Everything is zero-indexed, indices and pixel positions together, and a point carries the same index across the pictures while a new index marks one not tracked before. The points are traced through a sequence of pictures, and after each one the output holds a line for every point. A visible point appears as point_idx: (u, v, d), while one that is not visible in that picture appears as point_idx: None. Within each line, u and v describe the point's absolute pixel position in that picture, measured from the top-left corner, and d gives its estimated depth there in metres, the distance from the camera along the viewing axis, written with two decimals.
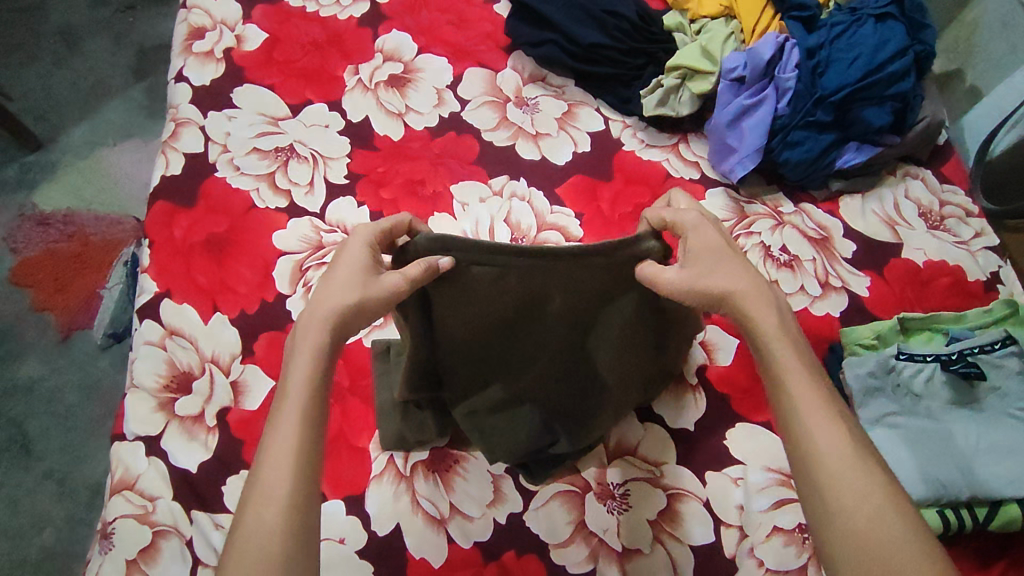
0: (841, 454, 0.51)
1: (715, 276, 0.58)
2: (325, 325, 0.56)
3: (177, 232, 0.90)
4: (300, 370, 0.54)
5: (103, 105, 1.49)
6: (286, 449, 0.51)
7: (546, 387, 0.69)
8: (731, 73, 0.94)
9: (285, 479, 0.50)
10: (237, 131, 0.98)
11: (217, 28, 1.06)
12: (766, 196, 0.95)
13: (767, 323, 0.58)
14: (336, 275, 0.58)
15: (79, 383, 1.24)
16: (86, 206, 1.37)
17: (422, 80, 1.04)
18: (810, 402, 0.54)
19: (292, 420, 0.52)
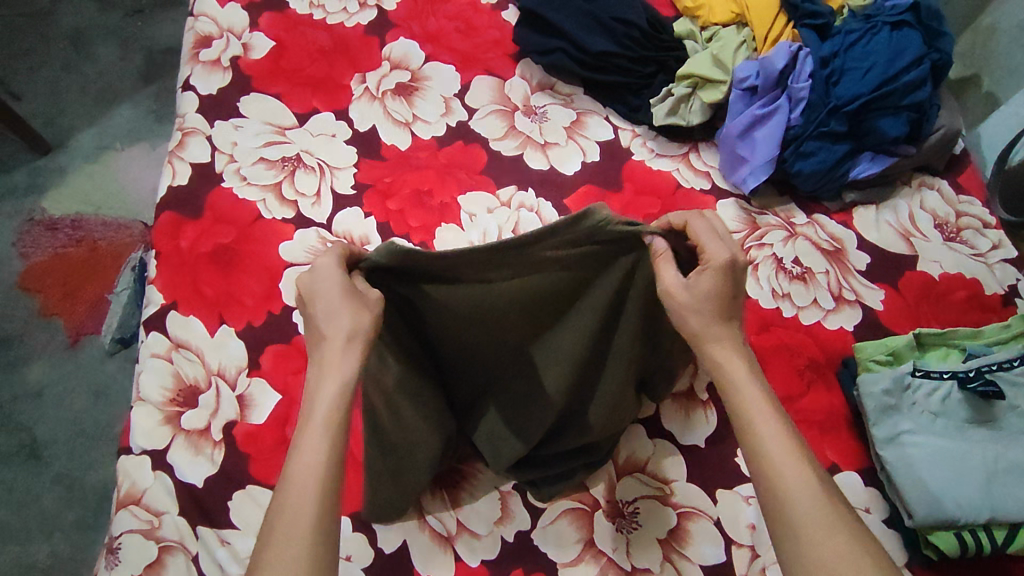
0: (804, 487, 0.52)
1: (703, 312, 0.56)
2: (349, 347, 0.53)
3: (184, 243, 0.90)
4: (328, 394, 0.53)
5: (111, 110, 1.49)
6: (311, 474, 0.50)
7: (537, 392, 0.67)
8: (743, 82, 0.92)
9: (312, 502, 0.49)
10: (244, 141, 0.98)
11: (224, 36, 1.06)
12: (778, 207, 0.94)
13: (734, 365, 0.57)
14: (318, 310, 0.54)
15: (87, 387, 1.24)
16: (94, 211, 1.37)
17: (429, 88, 1.03)
18: (772, 431, 0.54)
19: (319, 443, 0.51)
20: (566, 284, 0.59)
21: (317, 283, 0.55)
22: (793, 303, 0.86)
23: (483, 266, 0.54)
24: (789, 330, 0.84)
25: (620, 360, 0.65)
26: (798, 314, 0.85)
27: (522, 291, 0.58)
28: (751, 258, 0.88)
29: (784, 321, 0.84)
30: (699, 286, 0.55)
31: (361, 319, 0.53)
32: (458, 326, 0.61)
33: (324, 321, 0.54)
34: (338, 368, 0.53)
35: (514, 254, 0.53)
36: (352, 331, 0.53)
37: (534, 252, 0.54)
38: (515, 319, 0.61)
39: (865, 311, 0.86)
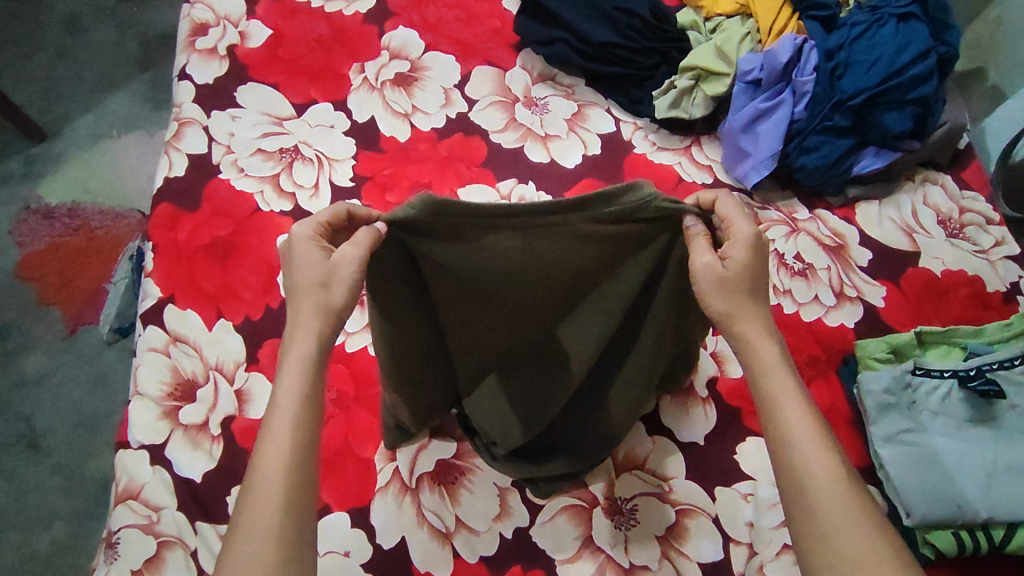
0: (826, 479, 0.53)
1: (730, 292, 0.56)
2: (315, 317, 0.55)
3: (181, 235, 0.89)
4: (291, 384, 0.54)
5: (107, 97, 1.48)
6: (279, 456, 0.51)
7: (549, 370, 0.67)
8: (747, 75, 0.90)
9: (279, 483, 0.51)
10: (241, 132, 0.96)
11: (221, 24, 1.05)
12: (780, 202, 0.93)
13: (765, 351, 0.57)
14: (296, 280, 0.55)
15: (84, 378, 1.23)
16: (91, 199, 1.36)
17: (429, 79, 1.02)
18: (802, 425, 0.55)
19: (284, 429, 0.52)
20: (589, 265, 0.58)
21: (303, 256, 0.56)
22: (795, 299, 0.85)
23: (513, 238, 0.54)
24: (789, 325, 0.83)
25: (638, 347, 0.66)
26: (799, 311, 0.85)
27: (545, 269, 0.57)
28: None
29: (784, 316, 0.84)
30: (734, 265, 0.56)
31: (324, 298, 0.55)
32: (471, 301, 0.61)
33: (296, 301, 0.56)
34: (310, 328, 0.55)
35: (548, 224, 0.53)
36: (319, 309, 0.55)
37: (565, 224, 0.54)
38: (532, 297, 0.60)
39: (865, 308, 0.86)
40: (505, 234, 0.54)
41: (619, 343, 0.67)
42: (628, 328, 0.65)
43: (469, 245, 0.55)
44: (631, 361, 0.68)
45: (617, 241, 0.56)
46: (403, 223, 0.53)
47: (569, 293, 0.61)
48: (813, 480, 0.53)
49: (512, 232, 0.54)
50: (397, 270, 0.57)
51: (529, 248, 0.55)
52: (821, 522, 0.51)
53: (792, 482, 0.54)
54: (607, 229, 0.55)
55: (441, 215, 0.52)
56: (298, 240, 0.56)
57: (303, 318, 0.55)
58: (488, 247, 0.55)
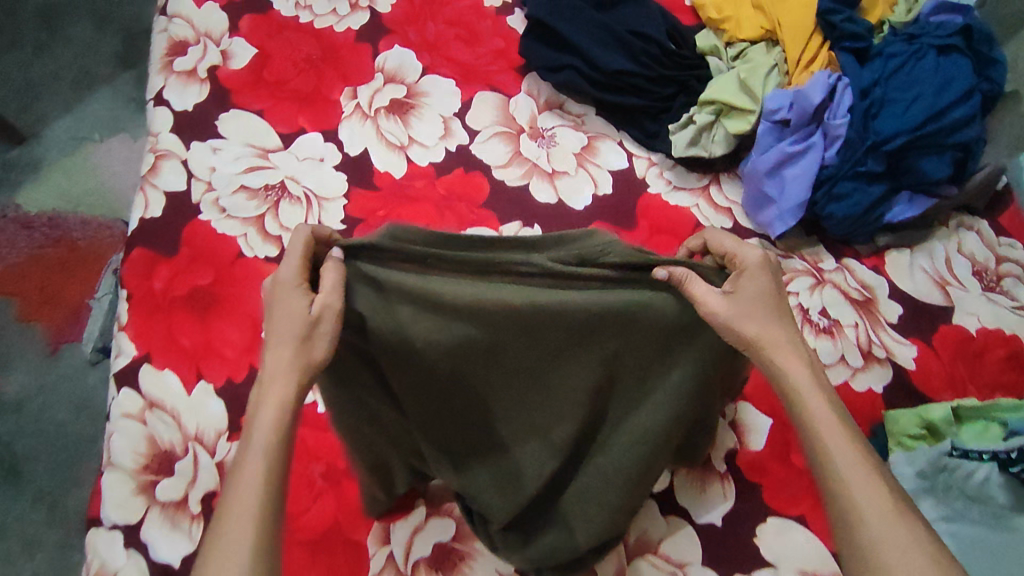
0: (879, 507, 0.51)
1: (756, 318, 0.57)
2: (292, 371, 0.52)
3: (157, 284, 0.83)
4: (268, 418, 0.52)
5: (89, 98, 1.39)
6: (251, 497, 0.49)
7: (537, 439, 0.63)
8: (774, 115, 0.82)
9: (251, 525, 0.48)
10: (223, 166, 0.89)
11: (201, 42, 0.96)
12: (804, 249, 0.87)
13: (798, 374, 0.58)
14: (278, 325, 0.53)
15: (64, 401, 1.16)
16: (74, 208, 1.28)
17: (427, 107, 0.94)
18: (844, 451, 0.54)
19: (255, 468, 0.50)
20: (569, 323, 0.55)
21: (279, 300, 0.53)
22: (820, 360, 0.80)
23: (473, 289, 0.53)
24: None
25: (633, 415, 0.62)
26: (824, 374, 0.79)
27: (517, 329, 0.55)
28: None
29: None
30: (749, 292, 0.58)
31: (307, 354, 0.52)
32: (435, 369, 0.57)
33: (269, 347, 0.54)
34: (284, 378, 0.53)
35: (506, 271, 0.53)
36: (303, 367, 0.52)
37: (528, 270, 0.53)
38: (510, 357, 0.57)
39: (894, 370, 0.80)
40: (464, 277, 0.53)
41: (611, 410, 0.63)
42: (623, 393, 0.61)
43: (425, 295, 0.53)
44: (633, 436, 0.62)
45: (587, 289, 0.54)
46: (361, 270, 0.53)
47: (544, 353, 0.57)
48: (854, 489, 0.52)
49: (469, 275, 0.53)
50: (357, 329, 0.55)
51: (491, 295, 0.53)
52: (867, 529, 0.50)
53: (835, 498, 0.53)
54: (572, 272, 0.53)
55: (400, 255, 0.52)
56: (283, 287, 0.53)
57: (282, 358, 0.52)
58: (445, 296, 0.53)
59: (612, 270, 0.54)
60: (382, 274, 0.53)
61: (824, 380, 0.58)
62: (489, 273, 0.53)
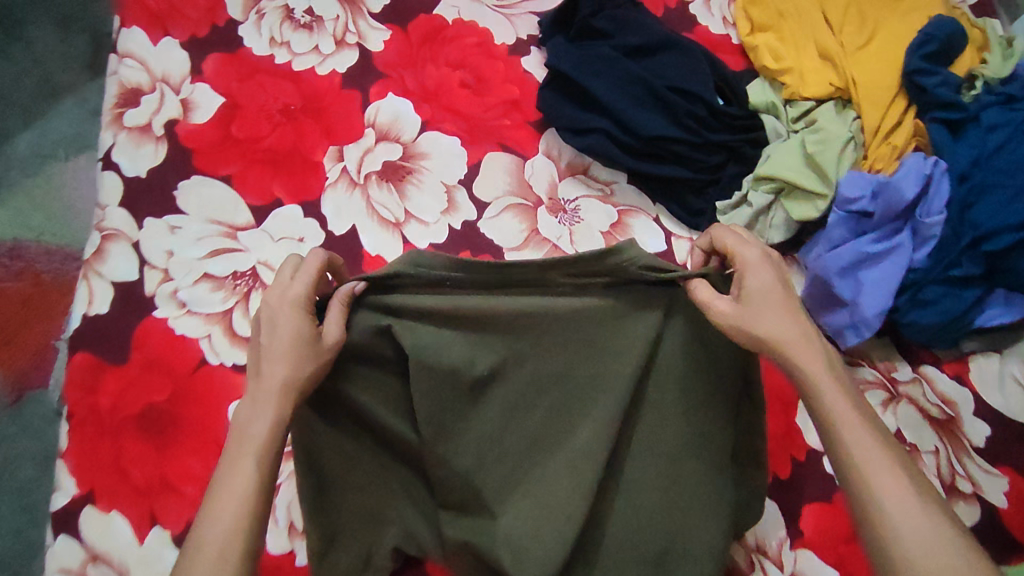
0: (905, 507, 0.48)
1: (766, 319, 0.55)
2: (286, 399, 0.53)
3: (104, 400, 0.70)
4: (260, 417, 0.52)
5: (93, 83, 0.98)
6: (238, 497, 0.49)
7: (553, 499, 0.58)
8: (850, 204, 0.68)
9: (239, 511, 0.49)
10: (182, 249, 0.75)
11: (157, 89, 0.80)
12: (876, 355, 0.74)
13: (828, 383, 0.53)
14: (272, 343, 0.54)
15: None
16: (34, 235, 0.89)
17: (426, 172, 0.79)
18: (866, 446, 0.50)
19: (248, 468, 0.50)
20: (582, 345, 0.60)
21: (277, 313, 0.55)
22: None
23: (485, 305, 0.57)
24: None
25: (654, 457, 0.61)
26: None
27: (530, 341, 0.59)
28: None
29: None
30: (757, 294, 0.55)
31: (303, 369, 0.53)
32: (435, 405, 0.58)
33: (263, 360, 0.54)
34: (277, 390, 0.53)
35: (518, 292, 0.58)
36: (286, 385, 0.53)
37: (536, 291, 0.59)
38: (526, 368, 0.60)
39: (982, 510, 0.68)
40: (473, 297, 0.57)
41: (631, 458, 0.62)
42: (648, 439, 0.62)
43: (437, 314, 0.57)
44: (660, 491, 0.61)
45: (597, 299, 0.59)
46: (376, 302, 0.57)
47: (555, 364, 0.60)
48: (876, 488, 0.49)
49: (477, 294, 0.58)
50: (375, 364, 0.59)
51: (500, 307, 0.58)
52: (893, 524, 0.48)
53: (863, 504, 0.49)
54: (587, 283, 0.58)
55: (419, 270, 0.56)
56: (277, 306, 0.55)
57: (276, 369, 0.53)
58: (451, 314, 0.57)
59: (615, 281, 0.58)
60: (391, 301, 0.57)
61: (847, 380, 0.55)
62: (502, 292, 0.58)
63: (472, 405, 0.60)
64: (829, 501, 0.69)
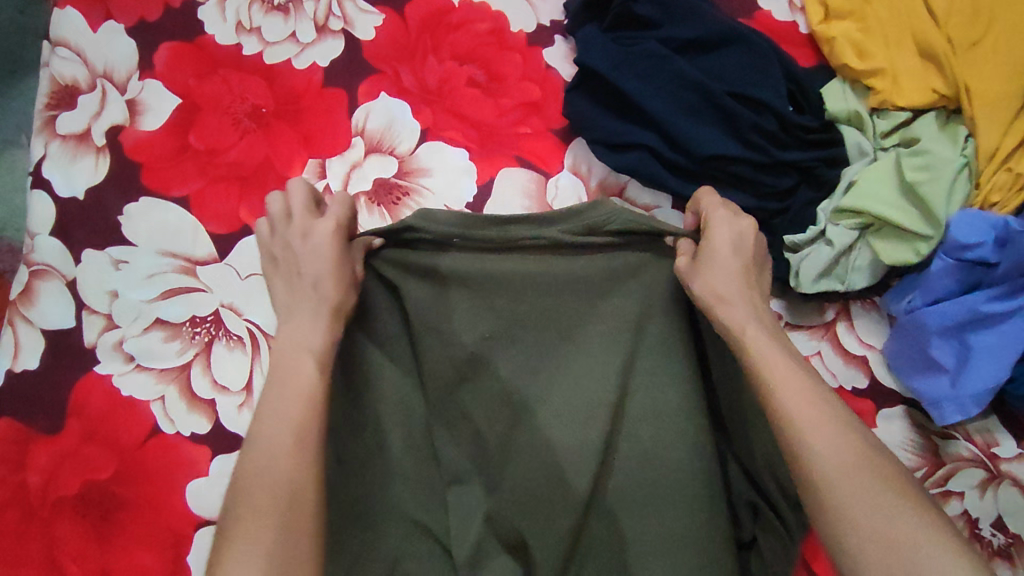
0: (840, 454, 0.42)
1: (718, 275, 0.51)
2: (328, 317, 0.49)
3: (33, 479, 0.56)
4: (315, 328, 0.48)
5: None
6: (296, 413, 0.43)
7: (550, 482, 0.53)
8: (965, 251, 0.54)
9: (288, 432, 0.43)
10: (130, 289, 0.61)
11: (97, 87, 0.66)
12: (971, 423, 0.60)
13: (756, 335, 0.49)
14: (304, 265, 0.51)
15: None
16: None
17: (427, 192, 0.65)
18: (800, 397, 0.44)
19: (310, 374, 0.45)
20: (575, 310, 0.55)
21: (315, 236, 0.52)
22: None
23: (481, 265, 0.54)
24: None
25: (665, 438, 0.53)
26: None
27: (554, 294, 0.55)
28: None
29: None
30: (717, 249, 0.53)
31: (343, 300, 0.50)
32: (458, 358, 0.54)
33: (305, 272, 0.50)
34: (318, 302, 0.49)
35: (514, 250, 0.54)
36: (333, 304, 0.49)
37: (524, 250, 0.54)
38: (532, 325, 0.55)
39: None
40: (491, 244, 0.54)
41: (632, 440, 0.54)
42: (643, 449, 0.54)
43: (453, 262, 0.54)
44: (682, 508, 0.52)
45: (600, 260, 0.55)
46: (393, 249, 0.54)
47: (561, 325, 0.55)
48: (812, 435, 0.43)
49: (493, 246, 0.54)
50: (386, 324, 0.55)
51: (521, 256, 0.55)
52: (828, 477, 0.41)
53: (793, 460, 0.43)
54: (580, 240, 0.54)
55: (431, 219, 0.53)
56: (319, 221, 0.52)
57: (320, 287, 0.49)
58: (471, 258, 0.54)
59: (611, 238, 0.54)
60: (407, 253, 0.54)
61: (778, 333, 0.50)
62: (507, 254, 0.55)
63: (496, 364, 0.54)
64: None
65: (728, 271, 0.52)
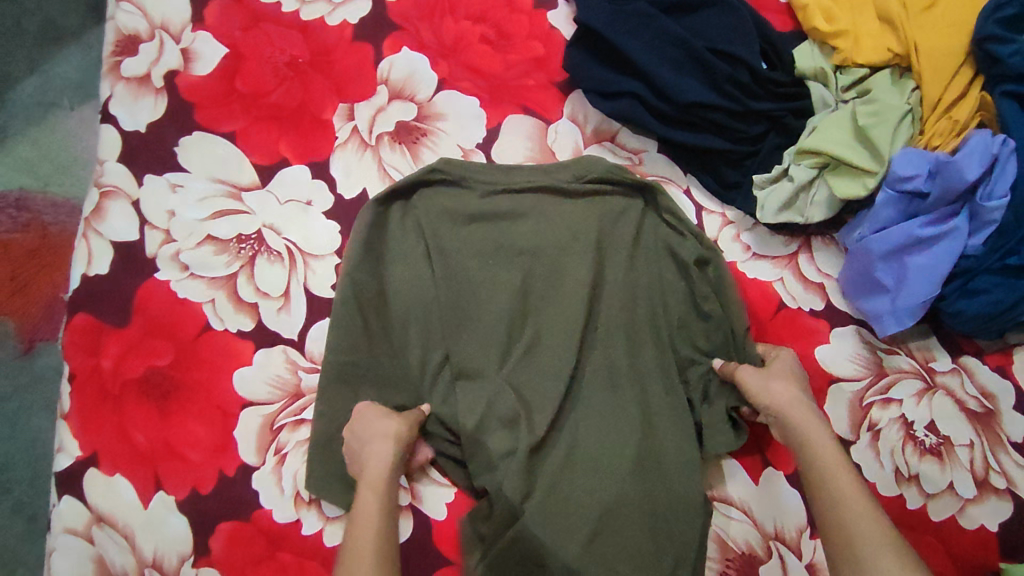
0: (865, 521, 0.53)
1: (786, 389, 0.61)
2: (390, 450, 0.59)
3: (106, 363, 0.67)
4: (381, 457, 0.59)
5: (94, 26, 0.90)
6: (373, 512, 0.57)
7: (544, 377, 0.65)
8: (902, 183, 0.63)
9: (374, 529, 0.56)
10: (185, 209, 0.71)
11: (156, 37, 0.75)
12: (913, 343, 0.69)
13: (806, 422, 0.59)
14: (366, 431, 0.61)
15: (17, 410, 0.80)
16: (40, 186, 0.85)
17: (442, 133, 0.74)
18: (842, 475, 0.56)
19: (374, 497, 0.57)
20: (571, 231, 0.69)
21: (368, 426, 0.61)
22: (921, 489, 0.65)
23: (501, 201, 0.69)
24: (912, 532, 0.64)
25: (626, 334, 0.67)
26: (924, 506, 0.65)
27: (552, 225, 0.69)
28: (871, 421, 0.67)
29: (907, 516, 0.65)
30: (780, 371, 0.63)
31: (402, 435, 0.60)
32: (471, 263, 0.68)
33: (369, 433, 0.60)
34: (390, 437, 0.60)
35: (531, 190, 0.70)
36: (396, 438, 0.60)
37: (541, 191, 0.70)
38: (533, 244, 0.69)
39: (1014, 505, 0.64)
40: (504, 188, 0.69)
41: (603, 343, 0.66)
42: (614, 348, 0.66)
43: (464, 197, 0.70)
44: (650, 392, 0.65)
45: (592, 202, 0.70)
46: (426, 198, 0.70)
47: (555, 245, 0.69)
48: (845, 504, 0.54)
49: (508, 190, 0.69)
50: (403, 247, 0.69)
51: (525, 199, 0.70)
52: (852, 539, 0.53)
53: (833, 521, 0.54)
54: (577, 187, 0.70)
55: (457, 167, 0.69)
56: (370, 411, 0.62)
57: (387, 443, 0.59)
58: (482, 197, 0.69)
59: (598, 184, 0.70)
60: (436, 194, 0.70)
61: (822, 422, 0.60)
62: (530, 192, 0.70)
63: (494, 268, 0.68)
64: None
65: (790, 382, 0.62)
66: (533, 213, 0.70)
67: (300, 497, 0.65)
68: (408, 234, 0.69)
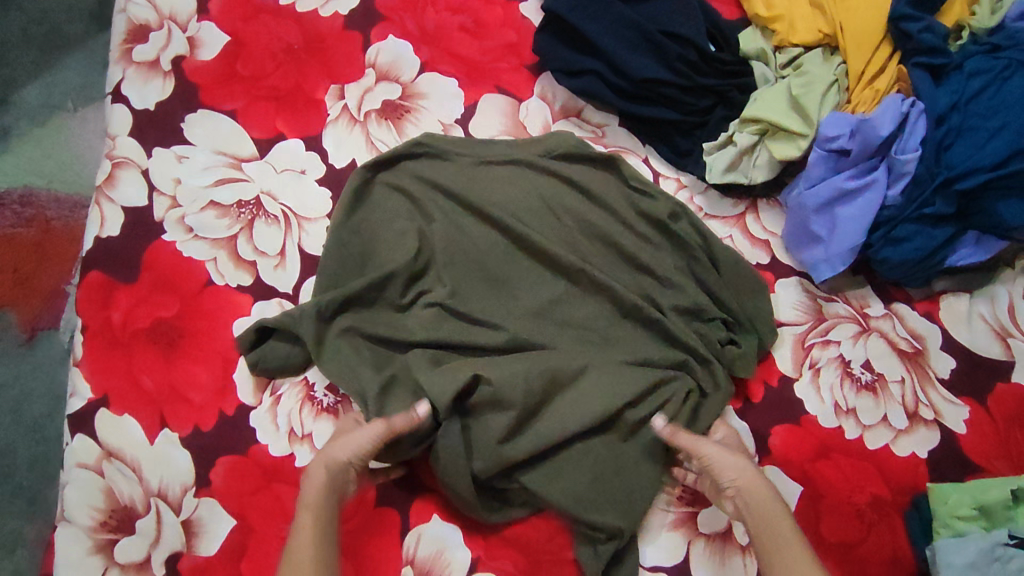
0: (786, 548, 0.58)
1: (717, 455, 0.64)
2: (349, 470, 0.63)
3: (116, 315, 0.73)
4: (319, 479, 0.61)
5: (100, 32, 0.98)
6: (306, 541, 0.57)
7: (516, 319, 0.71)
8: (830, 142, 0.71)
9: (308, 561, 0.56)
10: (190, 178, 0.78)
11: (164, 27, 0.83)
12: (850, 292, 0.76)
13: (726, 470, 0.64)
14: (336, 447, 0.63)
15: (24, 386, 0.84)
16: (45, 182, 0.92)
17: (424, 110, 0.82)
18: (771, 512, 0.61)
19: (304, 520, 0.59)
20: (540, 194, 0.76)
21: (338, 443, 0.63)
22: (859, 420, 0.72)
23: (478, 167, 0.77)
24: (851, 458, 0.70)
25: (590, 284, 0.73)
26: (862, 436, 0.71)
27: (521, 189, 0.76)
28: (812, 360, 0.73)
29: (846, 444, 0.71)
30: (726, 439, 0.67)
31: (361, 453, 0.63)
32: (450, 225, 0.74)
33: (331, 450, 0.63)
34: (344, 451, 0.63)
35: (508, 163, 0.77)
36: (328, 466, 0.62)
37: (518, 163, 0.77)
38: (510, 205, 0.75)
39: (942, 433, 0.71)
40: (479, 159, 0.77)
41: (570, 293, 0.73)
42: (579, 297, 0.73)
43: (446, 165, 0.77)
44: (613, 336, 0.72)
45: (558, 176, 0.76)
46: (409, 166, 0.77)
47: (527, 208, 0.75)
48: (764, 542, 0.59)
49: (481, 160, 0.77)
50: (388, 206, 0.75)
51: (505, 169, 0.77)
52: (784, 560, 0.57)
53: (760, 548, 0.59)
54: (547, 163, 0.77)
55: (437, 143, 0.77)
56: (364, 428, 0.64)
57: (337, 457, 0.62)
58: (462, 166, 0.77)
59: (565, 159, 0.77)
60: (418, 163, 0.77)
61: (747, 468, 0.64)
62: (506, 165, 0.77)
63: (470, 229, 0.74)
64: (797, 424, 0.71)
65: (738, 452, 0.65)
66: (504, 185, 0.76)
67: (292, 433, 0.70)
68: (390, 198, 0.76)
